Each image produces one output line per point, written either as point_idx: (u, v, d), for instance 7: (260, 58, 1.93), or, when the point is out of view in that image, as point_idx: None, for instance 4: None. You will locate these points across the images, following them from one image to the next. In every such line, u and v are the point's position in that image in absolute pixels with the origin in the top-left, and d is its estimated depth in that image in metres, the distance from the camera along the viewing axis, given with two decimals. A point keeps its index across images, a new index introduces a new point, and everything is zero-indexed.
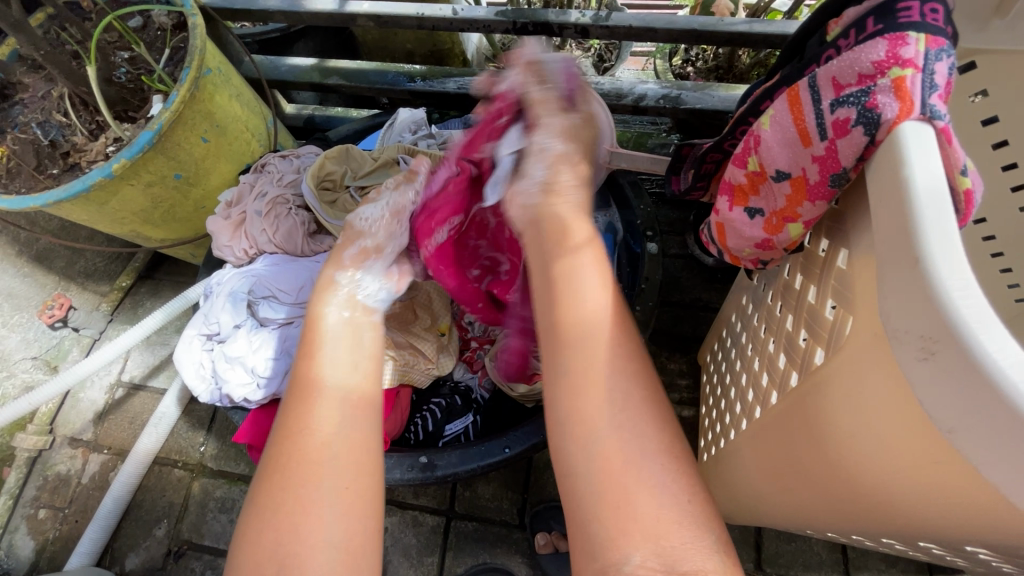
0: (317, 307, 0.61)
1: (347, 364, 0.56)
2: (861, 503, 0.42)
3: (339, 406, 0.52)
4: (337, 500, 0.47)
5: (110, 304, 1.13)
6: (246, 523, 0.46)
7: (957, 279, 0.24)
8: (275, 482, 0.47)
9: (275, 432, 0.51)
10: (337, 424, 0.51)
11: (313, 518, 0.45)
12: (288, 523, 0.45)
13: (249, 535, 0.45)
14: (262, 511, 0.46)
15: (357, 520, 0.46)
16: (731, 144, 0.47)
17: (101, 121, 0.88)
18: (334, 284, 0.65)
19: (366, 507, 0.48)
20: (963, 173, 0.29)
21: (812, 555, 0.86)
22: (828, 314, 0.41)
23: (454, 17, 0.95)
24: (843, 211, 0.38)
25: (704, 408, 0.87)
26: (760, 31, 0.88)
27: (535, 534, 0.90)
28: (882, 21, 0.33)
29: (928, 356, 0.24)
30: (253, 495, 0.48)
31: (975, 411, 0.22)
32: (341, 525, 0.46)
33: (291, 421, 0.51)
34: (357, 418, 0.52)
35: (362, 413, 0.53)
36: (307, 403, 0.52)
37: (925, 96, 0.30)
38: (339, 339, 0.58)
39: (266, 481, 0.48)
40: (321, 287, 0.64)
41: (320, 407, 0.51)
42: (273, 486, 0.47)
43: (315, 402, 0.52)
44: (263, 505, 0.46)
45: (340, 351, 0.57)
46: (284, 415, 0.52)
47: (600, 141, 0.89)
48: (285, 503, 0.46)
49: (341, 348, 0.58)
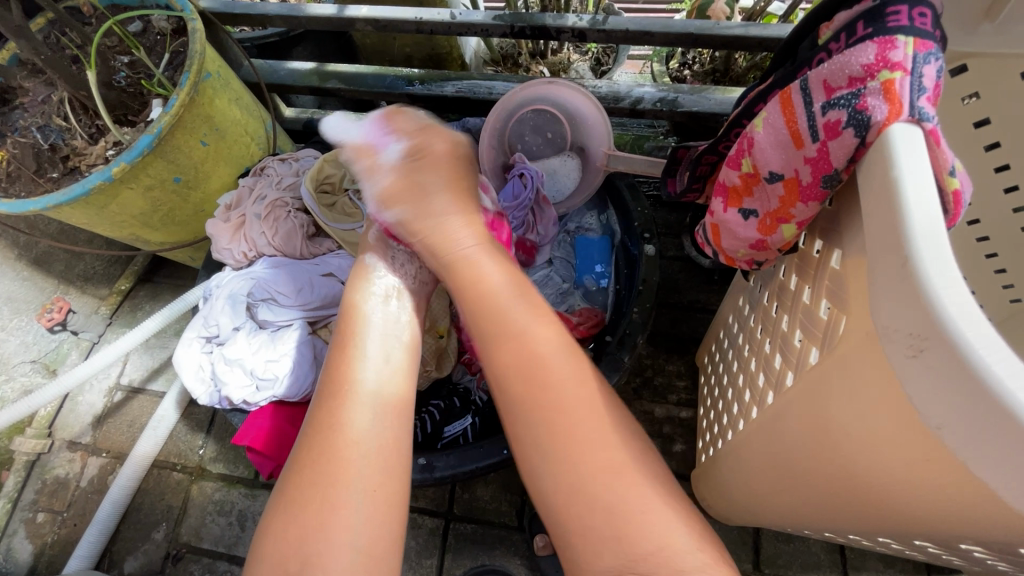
0: (357, 299, 0.64)
1: (382, 360, 0.57)
2: (858, 503, 0.42)
3: (373, 401, 0.53)
4: (366, 503, 0.47)
5: (109, 308, 1.13)
6: (274, 516, 0.47)
7: (946, 278, 0.24)
8: (307, 472, 0.48)
9: (310, 423, 0.52)
10: (370, 417, 0.51)
11: (340, 515, 0.46)
12: (317, 520, 0.45)
13: (277, 528, 0.46)
14: (292, 502, 0.47)
15: (382, 524, 0.47)
16: (726, 147, 0.48)
17: (101, 126, 0.89)
18: (368, 285, 0.66)
19: (393, 510, 0.48)
20: (951, 174, 0.30)
21: (810, 556, 0.87)
22: (822, 314, 0.41)
23: (452, 21, 0.96)
24: (836, 211, 0.38)
25: (702, 409, 0.88)
26: (756, 35, 0.88)
27: (534, 535, 0.90)
28: (872, 25, 0.34)
29: (917, 354, 0.25)
30: (284, 484, 0.49)
31: (963, 407, 0.23)
32: (367, 529, 0.46)
33: (328, 411, 0.52)
34: (390, 416, 0.53)
35: (396, 409, 0.54)
36: (342, 394, 0.52)
37: (913, 98, 0.30)
38: (376, 334, 0.60)
39: (298, 471, 0.48)
40: (359, 277, 0.68)
41: (354, 401, 0.52)
42: (302, 479, 0.48)
43: (350, 393, 0.53)
44: (289, 499, 0.47)
45: (378, 348, 0.58)
46: (318, 406, 0.53)
47: (597, 143, 0.91)
48: (314, 499, 0.46)
49: (378, 345, 0.59)
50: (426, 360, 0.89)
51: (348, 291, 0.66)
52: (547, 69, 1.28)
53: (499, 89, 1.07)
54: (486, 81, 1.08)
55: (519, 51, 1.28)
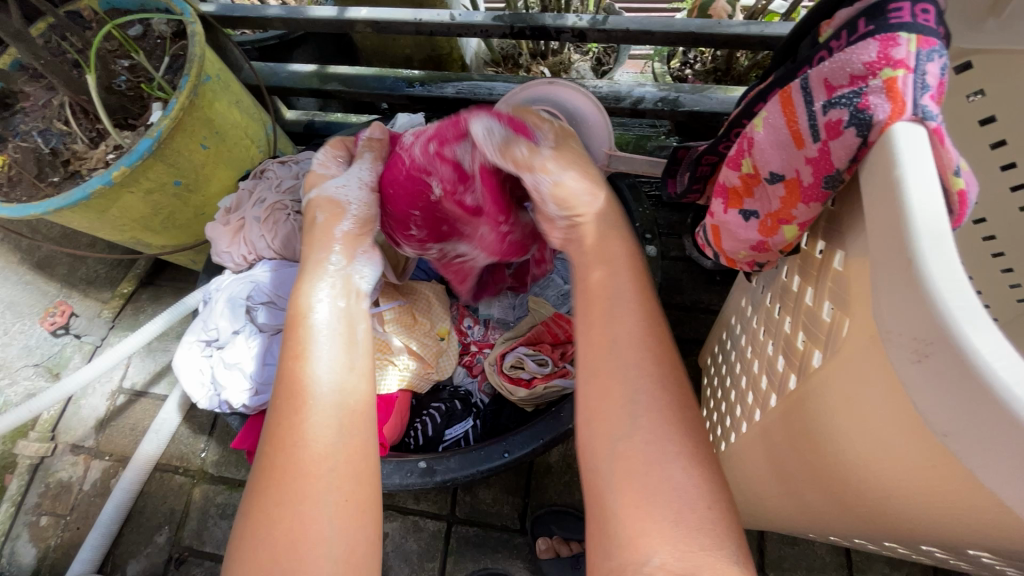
0: (303, 299, 0.59)
1: (338, 363, 0.54)
2: (865, 508, 0.41)
3: (332, 411, 0.51)
4: (336, 516, 0.46)
5: (111, 311, 1.14)
6: (242, 539, 0.46)
7: (949, 280, 0.23)
8: (269, 493, 0.47)
9: (267, 440, 0.50)
10: (332, 429, 0.50)
11: (312, 532, 0.45)
12: (289, 539, 0.45)
13: (246, 551, 0.45)
14: (259, 524, 0.46)
15: (354, 534, 0.46)
16: (726, 147, 0.47)
17: (101, 129, 0.88)
18: (316, 278, 0.61)
19: (364, 519, 0.48)
20: (956, 174, 0.29)
21: (815, 559, 0.86)
22: (825, 316, 0.41)
23: (452, 22, 0.95)
24: (839, 212, 0.38)
25: (706, 410, 0.87)
26: (758, 33, 0.87)
27: (536, 539, 0.90)
28: (873, 22, 0.33)
29: (921, 359, 0.24)
30: (248, 505, 0.47)
31: (967, 413, 0.22)
32: (342, 539, 0.46)
33: (284, 428, 0.49)
34: (353, 423, 0.51)
35: (359, 416, 0.52)
36: (299, 411, 0.50)
37: (916, 97, 0.30)
38: (329, 335, 0.56)
39: (261, 491, 0.47)
40: (308, 269, 0.62)
41: (309, 416, 0.50)
42: (268, 500, 0.47)
43: (308, 408, 0.50)
44: (256, 520, 0.46)
45: (330, 352, 0.55)
46: (272, 422, 0.50)
47: (598, 143, 0.90)
48: (284, 517, 0.46)
49: (333, 347, 0.55)
50: (427, 362, 0.89)
51: (295, 286, 0.61)
52: (548, 69, 1.28)
53: (499, 89, 1.07)
54: (486, 82, 1.07)
55: (519, 52, 1.28)
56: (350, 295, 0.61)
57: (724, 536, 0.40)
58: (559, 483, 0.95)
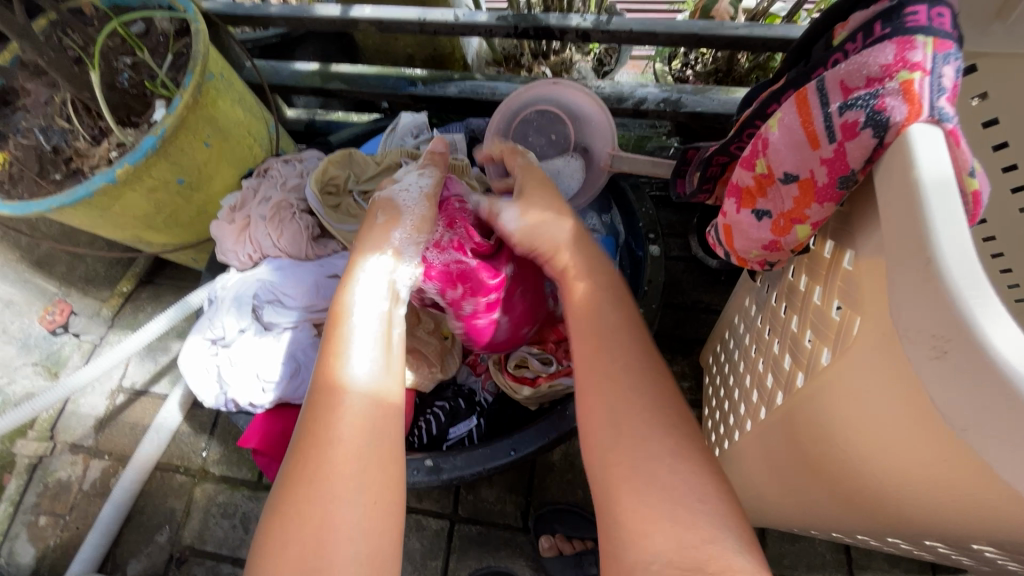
0: (344, 297, 0.60)
1: (370, 365, 0.55)
2: (871, 504, 0.42)
3: (365, 412, 0.51)
4: (362, 512, 0.47)
5: (110, 310, 1.15)
6: (268, 534, 0.46)
7: (969, 280, 0.24)
8: (298, 490, 0.47)
9: (299, 436, 0.51)
10: (363, 428, 0.51)
11: (334, 531, 0.45)
12: (314, 538, 0.45)
13: (272, 550, 0.45)
14: (284, 522, 0.46)
15: (378, 530, 0.47)
16: (737, 148, 0.48)
17: (103, 127, 0.88)
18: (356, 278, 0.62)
19: (388, 517, 0.48)
20: (970, 174, 0.30)
21: (815, 556, 0.87)
22: (835, 314, 0.41)
23: (456, 21, 0.95)
24: (849, 212, 0.38)
25: (708, 409, 0.87)
26: (760, 35, 0.88)
27: (538, 537, 0.90)
28: (889, 25, 0.34)
29: (939, 356, 0.25)
30: (277, 499, 0.48)
31: (986, 408, 0.23)
32: (365, 537, 0.46)
33: (319, 425, 0.50)
34: (383, 423, 0.52)
35: (390, 418, 0.53)
36: (332, 409, 0.51)
37: (933, 99, 0.30)
38: (365, 336, 0.58)
39: (289, 488, 0.48)
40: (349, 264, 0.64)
41: (343, 415, 0.51)
42: (296, 493, 0.47)
43: (342, 406, 0.51)
44: (285, 514, 0.46)
45: (366, 353, 0.56)
46: (306, 420, 0.51)
47: (601, 143, 0.91)
48: (310, 515, 0.46)
49: (368, 347, 0.57)
50: (432, 361, 0.88)
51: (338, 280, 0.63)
52: (550, 69, 1.28)
53: (502, 89, 1.07)
54: (489, 82, 1.08)
55: (521, 51, 1.28)
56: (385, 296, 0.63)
57: (728, 526, 0.40)
58: (561, 482, 0.96)
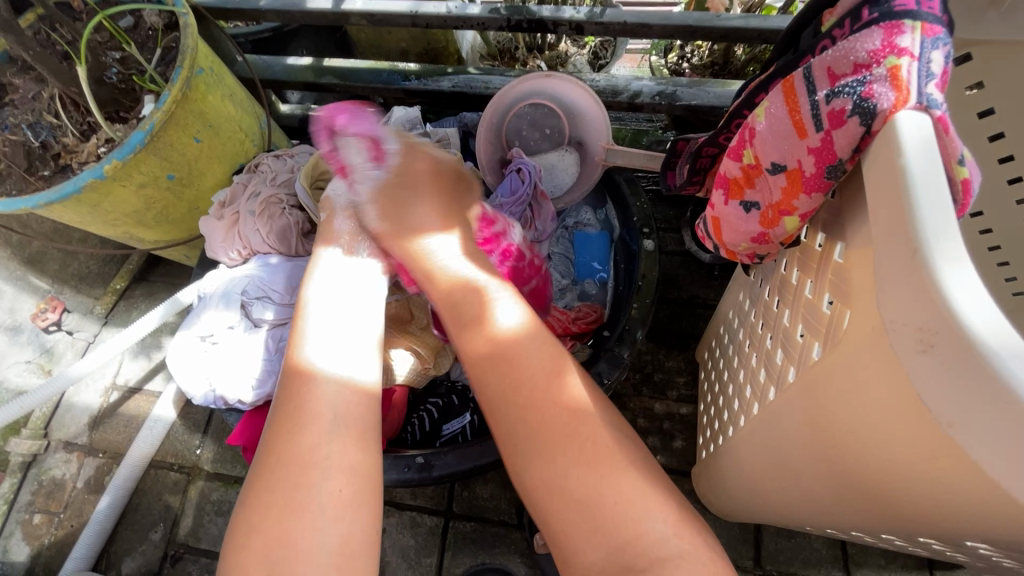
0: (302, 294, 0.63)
1: (329, 345, 0.56)
2: (861, 500, 0.41)
3: (332, 403, 0.51)
4: (333, 508, 0.46)
5: (104, 308, 1.14)
6: (239, 526, 0.46)
7: (957, 269, 0.23)
8: (270, 480, 0.47)
9: (271, 430, 0.50)
10: (331, 420, 0.50)
11: (303, 522, 0.45)
12: (280, 528, 0.44)
13: (243, 541, 0.45)
14: (254, 513, 0.46)
15: (351, 525, 0.46)
16: (726, 139, 0.47)
17: (92, 122, 0.87)
18: (314, 278, 0.65)
19: (360, 511, 0.47)
20: (961, 163, 0.30)
21: (812, 551, 0.86)
22: (825, 308, 0.40)
23: (448, 14, 0.94)
24: (839, 204, 0.37)
25: (703, 405, 0.87)
26: (755, 26, 0.87)
27: (533, 534, 0.88)
28: (877, 10, 0.33)
29: (926, 349, 0.24)
30: (248, 492, 0.47)
31: (975, 402, 0.22)
32: (335, 529, 0.45)
33: (288, 417, 0.50)
34: (352, 414, 0.51)
35: (356, 408, 0.52)
36: (300, 403, 0.51)
37: (921, 85, 0.30)
38: (323, 318, 0.59)
39: (261, 479, 0.47)
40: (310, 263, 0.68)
41: (309, 408, 0.50)
42: (264, 485, 0.47)
43: (310, 401, 0.51)
44: (258, 508, 0.46)
45: (323, 333, 0.57)
46: (277, 413, 0.51)
47: (596, 137, 0.90)
48: (278, 507, 0.45)
49: (325, 329, 0.58)
50: (425, 360, 0.88)
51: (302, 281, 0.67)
52: (545, 63, 1.27)
53: (495, 83, 1.06)
54: (483, 75, 1.06)
55: (516, 45, 1.27)
56: (346, 286, 0.65)
57: None
58: None
